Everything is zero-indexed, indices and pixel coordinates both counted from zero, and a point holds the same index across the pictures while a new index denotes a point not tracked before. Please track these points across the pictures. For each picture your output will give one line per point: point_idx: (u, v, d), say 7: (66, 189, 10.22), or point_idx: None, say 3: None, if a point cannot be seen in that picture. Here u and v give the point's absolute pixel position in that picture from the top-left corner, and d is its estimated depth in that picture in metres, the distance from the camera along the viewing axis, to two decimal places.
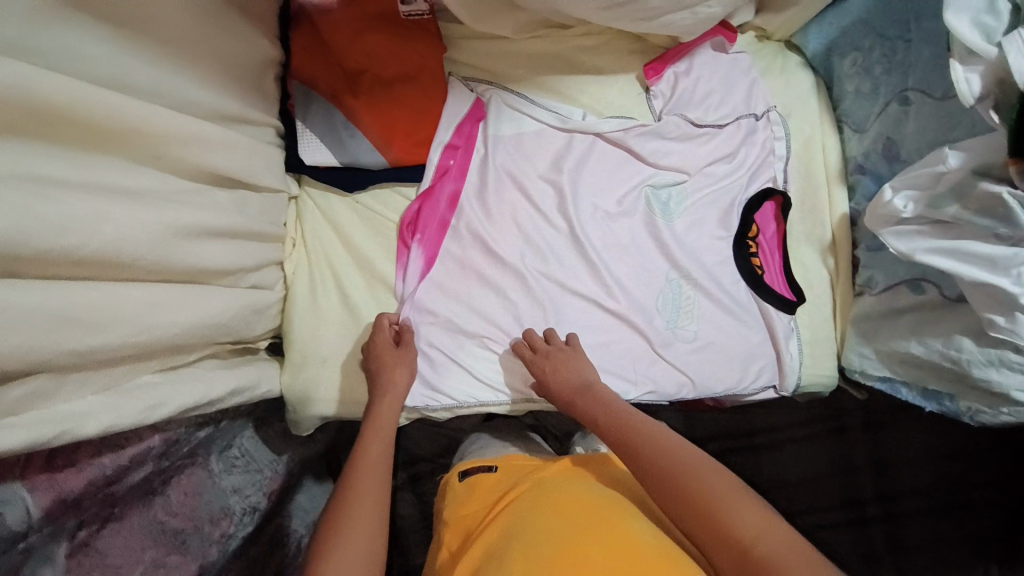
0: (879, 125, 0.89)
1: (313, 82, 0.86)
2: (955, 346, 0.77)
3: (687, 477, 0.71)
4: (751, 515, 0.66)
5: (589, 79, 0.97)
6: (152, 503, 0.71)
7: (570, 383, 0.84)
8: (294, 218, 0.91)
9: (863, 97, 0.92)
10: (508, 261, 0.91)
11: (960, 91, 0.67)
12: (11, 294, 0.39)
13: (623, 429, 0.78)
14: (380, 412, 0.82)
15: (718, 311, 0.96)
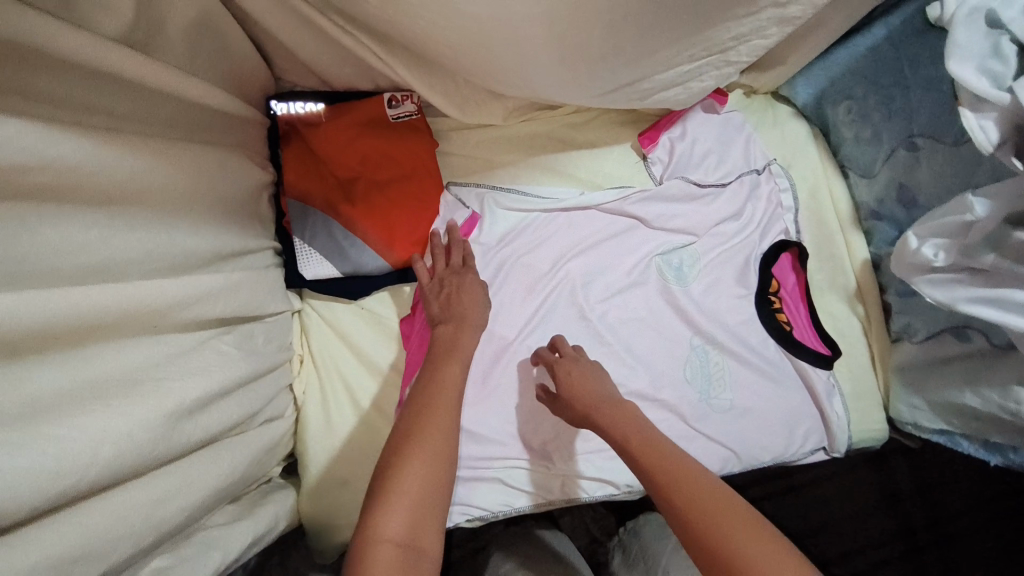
0: (890, 170, 0.88)
1: (307, 196, 0.84)
2: (1013, 399, 0.72)
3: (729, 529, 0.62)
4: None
5: (585, 154, 0.95)
6: None
7: (595, 397, 0.76)
8: (299, 333, 0.87)
9: (864, 143, 0.91)
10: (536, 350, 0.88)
11: (977, 141, 0.65)
12: (15, 553, 0.35)
13: (653, 451, 0.70)
14: (460, 340, 0.75)
15: (754, 374, 0.90)
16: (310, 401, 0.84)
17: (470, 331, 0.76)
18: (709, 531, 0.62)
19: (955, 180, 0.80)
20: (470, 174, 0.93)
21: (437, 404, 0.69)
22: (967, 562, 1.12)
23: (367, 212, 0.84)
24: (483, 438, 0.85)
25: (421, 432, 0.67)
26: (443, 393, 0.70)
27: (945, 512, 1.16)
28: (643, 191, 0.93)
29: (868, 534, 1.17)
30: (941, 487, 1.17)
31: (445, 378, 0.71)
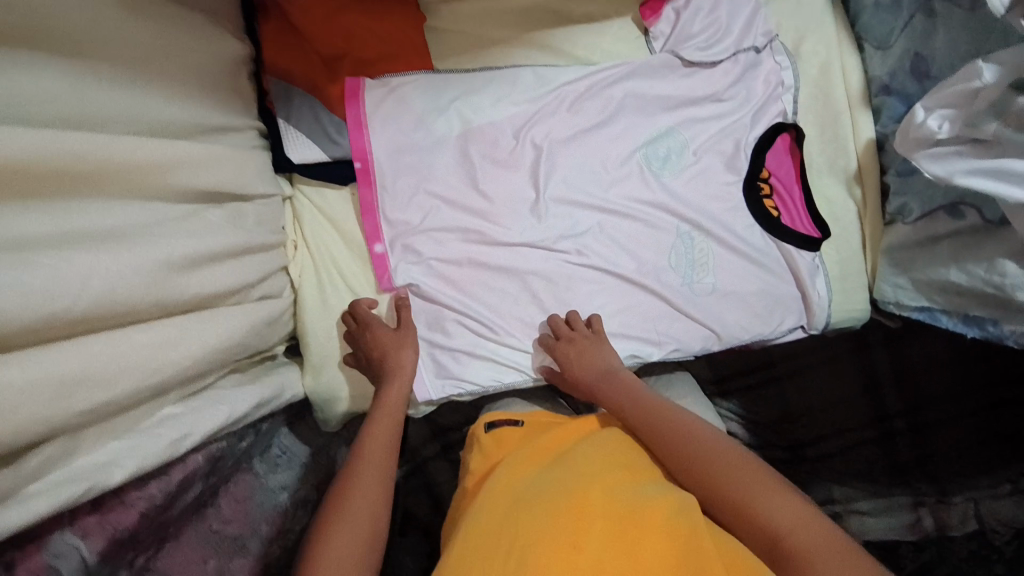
0: (904, 41, 0.83)
1: (292, 76, 0.83)
2: (998, 271, 0.71)
3: (744, 482, 0.67)
4: (780, 502, 0.65)
5: (582, 29, 0.91)
6: (203, 515, 0.74)
7: (595, 374, 0.83)
8: (292, 219, 0.89)
9: (884, 10, 0.85)
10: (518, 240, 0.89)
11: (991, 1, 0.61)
12: (12, 370, 0.39)
13: (656, 418, 0.76)
14: (389, 393, 0.82)
15: (734, 260, 0.91)
16: (306, 282, 0.88)
17: (400, 388, 0.83)
18: (695, 469, 0.70)
19: (970, 48, 0.76)
20: (464, 55, 0.91)
21: (369, 465, 0.76)
22: (938, 448, 1.18)
23: (346, 102, 0.83)
24: (475, 316, 0.89)
25: (359, 477, 0.74)
26: (377, 458, 0.77)
27: (921, 400, 1.20)
28: (629, 65, 0.90)
29: (849, 419, 1.22)
30: (919, 378, 1.20)
31: (377, 433, 0.79)
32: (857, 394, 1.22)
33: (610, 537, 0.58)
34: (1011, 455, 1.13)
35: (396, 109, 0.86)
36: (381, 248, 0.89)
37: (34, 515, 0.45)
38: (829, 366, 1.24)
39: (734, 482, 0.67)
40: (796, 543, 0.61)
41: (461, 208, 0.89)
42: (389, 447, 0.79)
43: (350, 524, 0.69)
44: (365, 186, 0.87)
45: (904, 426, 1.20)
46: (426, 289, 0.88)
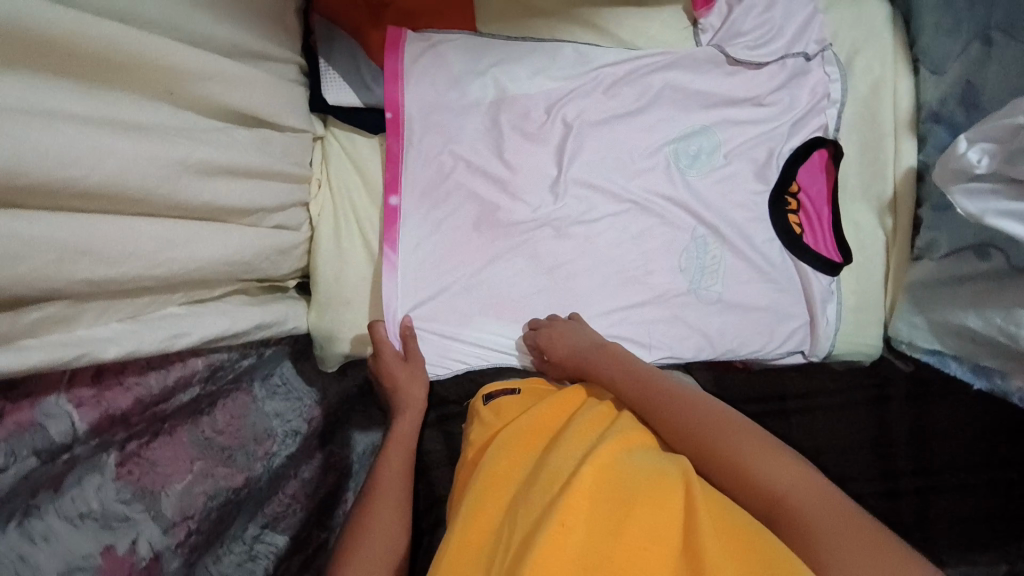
0: (959, 67, 0.80)
1: (341, 16, 0.86)
2: (1015, 321, 0.68)
3: (739, 448, 0.61)
4: (783, 468, 0.59)
5: (631, 12, 0.90)
6: (199, 420, 0.75)
7: (582, 349, 0.82)
8: (320, 159, 0.91)
9: (944, 33, 0.81)
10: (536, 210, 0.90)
11: None
12: (27, 226, 0.42)
13: (645, 386, 0.72)
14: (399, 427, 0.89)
15: (747, 271, 0.89)
16: (325, 221, 0.90)
17: (412, 418, 0.88)
18: (688, 443, 0.64)
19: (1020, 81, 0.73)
20: (509, 22, 0.91)
21: (387, 484, 0.81)
22: (941, 514, 1.13)
23: (385, 50, 0.86)
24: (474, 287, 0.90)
25: (379, 493, 0.80)
26: (394, 482, 0.81)
27: (935, 463, 1.14)
28: (672, 55, 0.88)
29: (859, 469, 1.15)
30: (935, 441, 1.14)
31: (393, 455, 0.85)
32: (869, 444, 1.16)
33: (599, 510, 0.52)
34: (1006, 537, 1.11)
35: (431, 67, 0.88)
36: (397, 200, 0.90)
37: (32, 363, 0.46)
38: (847, 410, 1.17)
39: (732, 450, 0.61)
40: (801, 505, 0.56)
41: (480, 176, 0.90)
42: (405, 470, 0.84)
43: (370, 536, 0.74)
44: (393, 137, 0.88)
45: (910, 485, 1.14)
46: (433, 250, 0.90)
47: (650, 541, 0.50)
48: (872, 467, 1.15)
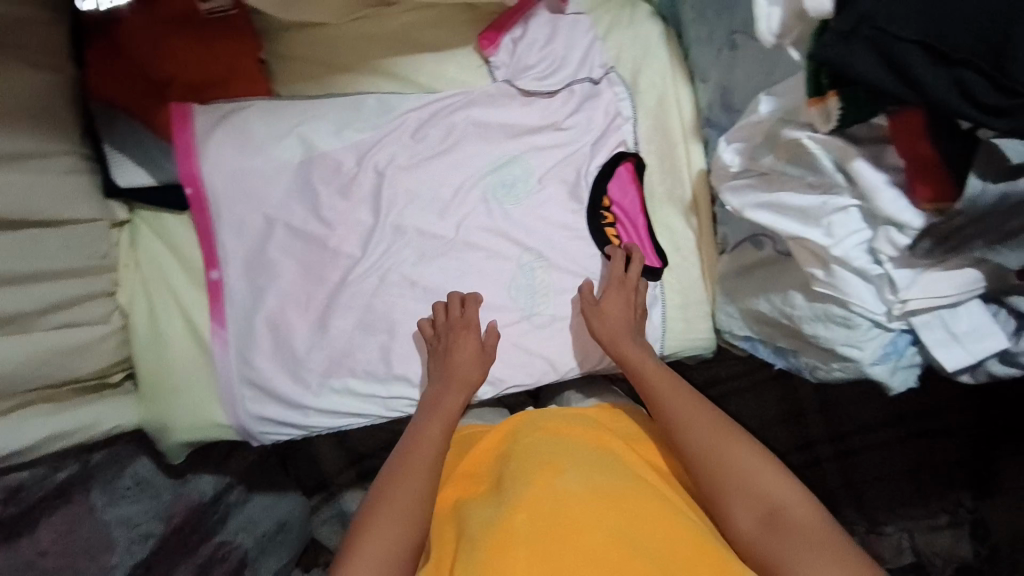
0: (716, 73, 0.81)
1: (116, 97, 0.81)
2: (790, 303, 0.70)
3: (735, 456, 0.72)
4: (775, 481, 0.70)
5: (425, 57, 0.91)
6: (16, 544, 0.82)
7: (619, 322, 0.84)
8: (127, 244, 0.89)
9: (703, 44, 0.82)
10: (355, 254, 0.92)
11: (761, 32, 0.59)
12: None
13: (665, 387, 0.79)
14: (448, 400, 0.83)
15: (575, 288, 0.92)
16: (135, 309, 0.89)
17: (460, 390, 0.84)
18: (694, 446, 0.74)
19: (760, 77, 0.73)
20: (310, 81, 0.91)
21: (416, 462, 0.76)
22: (866, 475, 1.11)
23: (174, 126, 0.83)
24: (301, 350, 0.92)
25: (405, 471, 0.75)
26: (422, 458, 0.76)
27: (848, 427, 1.11)
28: (467, 94, 0.92)
29: (776, 445, 1.12)
30: (848, 405, 1.10)
31: (430, 432, 0.79)
32: (779, 419, 1.12)
33: (558, 539, 0.62)
34: (946, 486, 1.09)
35: (227, 137, 0.86)
36: (217, 274, 0.90)
37: None
38: (753, 392, 1.12)
39: (743, 459, 0.72)
40: (791, 516, 0.67)
41: (301, 235, 0.91)
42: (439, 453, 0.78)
43: (393, 517, 0.70)
44: (198, 212, 0.87)
45: (829, 452, 1.12)
46: (268, 315, 0.91)
47: (634, 558, 0.60)
48: (788, 440, 1.12)
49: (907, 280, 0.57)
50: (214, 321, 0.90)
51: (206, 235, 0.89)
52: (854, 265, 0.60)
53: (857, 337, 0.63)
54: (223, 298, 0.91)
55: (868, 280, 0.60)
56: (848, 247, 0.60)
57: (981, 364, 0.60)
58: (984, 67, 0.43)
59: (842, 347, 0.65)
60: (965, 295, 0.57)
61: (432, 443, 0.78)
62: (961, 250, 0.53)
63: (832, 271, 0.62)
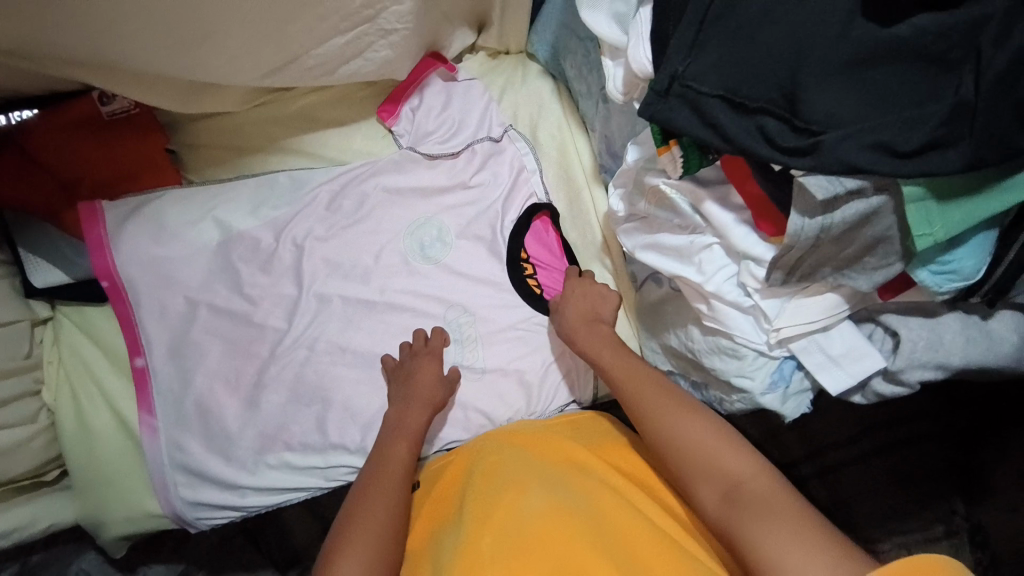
0: (599, 125, 0.82)
1: (27, 204, 0.84)
2: (689, 338, 0.70)
3: (689, 434, 0.66)
4: (733, 453, 0.64)
5: (331, 133, 0.96)
6: None
7: (581, 316, 0.78)
8: (51, 340, 0.89)
9: (585, 96, 0.86)
10: (278, 328, 0.92)
11: (610, 90, 0.64)
12: None
13: (633, 373, 0.71)
14: (410, 418, 0.82)
15: (503, 338, 0.92)
16: (63, 405, 0.88)
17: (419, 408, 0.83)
18: (652, 426, 0.68)
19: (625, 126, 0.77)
20: (221, 164, 0.94)
21: (387, 476, 0.76)
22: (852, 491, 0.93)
23: (84, 224, 0.86)
24: (233, 430, 0.90)
25: (368, 503, 0.73)
26: (388, 470, 0.76)
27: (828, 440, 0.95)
28: (374, 164, 0.95)
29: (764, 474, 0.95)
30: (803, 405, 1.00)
31: (392, 456, 0.78)
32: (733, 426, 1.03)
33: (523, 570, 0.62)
34: (933, 491, 0.92)
35: (140, 227, 0.88)
36: (142, 362, 0.89)
37: None
38: None
39: (700, 431, 0.66)
40: (752, 491, 0.61)
41: (226, 313, 0.91)
42: (406, 467, 0.78)
43: (355, 551, 0.68)
44: (117, 303, 0.88)
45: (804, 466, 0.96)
46: (195, 397, 0.90)
47: None
48: None
49: (775, 308, 0.59)
50: (140, 410, 0.89)
51: (127, 323, 0.89)
52: (727, 298, 0.61)
53: (746, 368, 0.63)
54: (149, 386, 0.89)
55: (744, 311, 0.61)
56: (719, 282, 0.61)
57: (867, 383, 0.59)
58: (779, 111, 0.45)
59: (736, 378, 0.64)
60: (834, 318, 0.57)
61: (393, 470, 0.76)
62: (811, 276, 0.53)
63: (713, 305, 0.63)
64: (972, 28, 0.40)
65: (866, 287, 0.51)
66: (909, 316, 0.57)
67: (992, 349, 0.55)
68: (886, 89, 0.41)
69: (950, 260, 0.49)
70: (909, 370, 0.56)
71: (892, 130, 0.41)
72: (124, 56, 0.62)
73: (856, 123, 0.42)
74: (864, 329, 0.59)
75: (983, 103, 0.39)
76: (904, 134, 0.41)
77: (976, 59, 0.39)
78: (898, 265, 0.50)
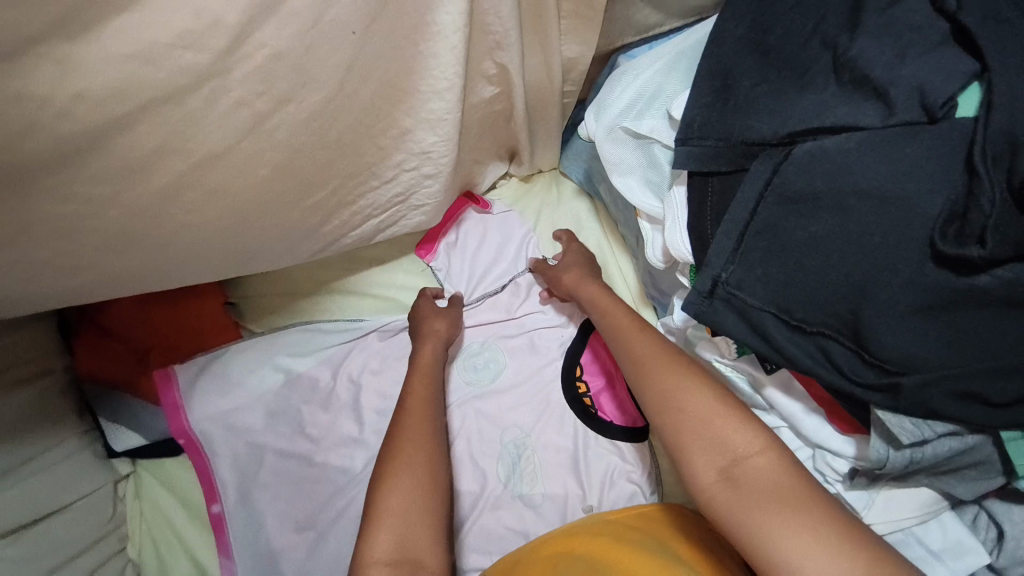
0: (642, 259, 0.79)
1: (109, 377, 0.91)
2: None
3: (684, 395, 0.53)
4: (735, 425, 0.51)
5: (376, 271, 0.98)
6: None
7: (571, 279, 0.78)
8: (132, 496, 0.91)
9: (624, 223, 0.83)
10: (339, 465, 0.91)
11: (650, 256, 0.61)
12: None
13: (627, 330, 0.63)
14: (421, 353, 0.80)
15: (563, 467, 0.86)
16: (146, 558, 0.89)
17: (434, 347, 0.81)
18: (647, 399, 0.55)
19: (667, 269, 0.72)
20: (275, 313, 0.98)
21: (413, 412, 0.70)
22: None
23: (160, 389, 0.91)
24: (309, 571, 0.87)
25: (402, 438, 0.67)
26: (415, 410, 0.70)
27: None
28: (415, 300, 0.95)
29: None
30: None
31: (415, 392, 0.73)
32: None
33: None
34: None
35: (212, 383, 0.92)
36: (219, 507, 0.90)
37: None
38: None
39: (699, 399, 0.53)
40: (756, 469, 0.48)
41: (295, 454, 0.92)
42: (430, 403, 0.72)
43: (392, 480, 0.62)
44: (196, 455, 0.91)
45: None
46: (269, 543, 0.88)
47: None
48: None
49: (863, 500, 0.52)
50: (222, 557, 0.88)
51: (204, 472, 0.90)
52: None
53: None
54: (226, 527, 0.89)
55: None
56: None
57: None
58: (844, 339, 0.41)
59: None
60: (930, 513, 0.52)
61: (416, 397, 0.72)
62: (902, 477, 0.48)
63: None
64: None
65: (966, 497, 0.45)
66: (1013, 505, 0.51)
67: None
68: (974, 334, 0.37)
69: None
70: (1014, 567, 0.49)
71: (982, 380, 0.36)
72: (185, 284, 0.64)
73: (940, 369, 0.37)
74: (965, 515, 0.53)
75: None
76: (1003, 385, 0.36)
77: None
78: (999, 479, 0.44)
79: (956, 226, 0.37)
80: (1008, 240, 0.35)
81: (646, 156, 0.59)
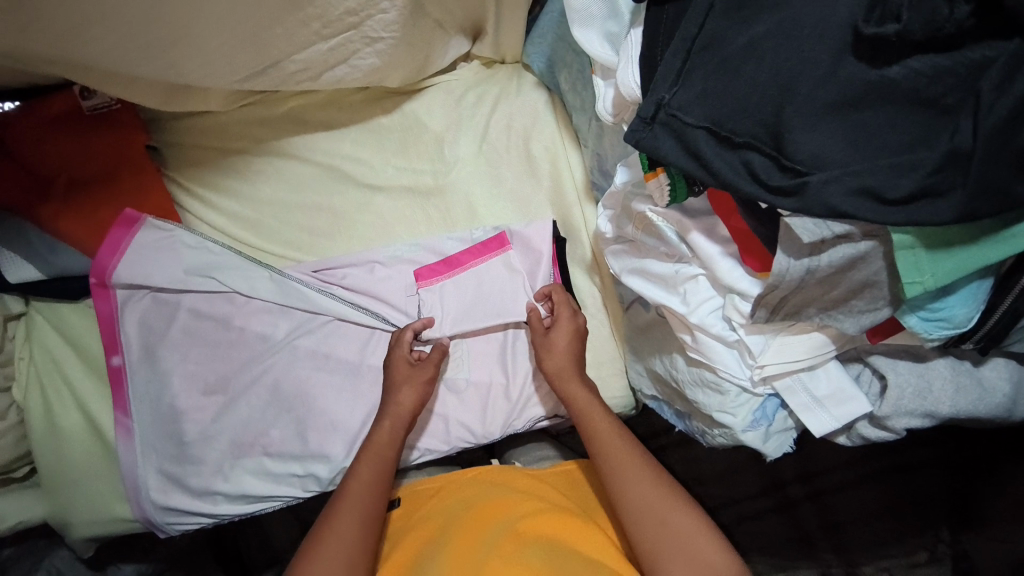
0: (591, 142, 0.81)
1: (3, 198, 0.81)
2: (673, 366, 0.67)
3: (675, 523, 0.61)
4: (712, 545, 0.59)
5: (320, 135, 0.92)
6: None
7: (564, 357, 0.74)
8: (23, 338, 0.84)
9: (581, 111, 0.85)
10: (260, 332, 0.85)
11: (599, 110, 0.62)
12: None
13: (614, 440, 0.67)
14: (379, 429, 0.73)
15: (488, 351, 0.84)
16: (32, 402, 0.83)
17: (393, 425, 0.73)
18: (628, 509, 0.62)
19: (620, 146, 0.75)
20: (206, 166, 0.90)
21: (351, 503, 0.67)
22: (844, 514, 0.91)
23: (115, 223, 0.83)
24: (215, 439, 0.82)
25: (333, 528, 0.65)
26: (360, 493, 0.68)
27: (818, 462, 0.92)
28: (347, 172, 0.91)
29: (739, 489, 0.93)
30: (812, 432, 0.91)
31: (361, 473, 0.69)
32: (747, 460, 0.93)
33: None
34: (922, 521, 0.90)
35: (160, 243, 0.84)
36: (120, 359, 0.84)
37: None
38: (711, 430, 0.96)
39: (680, 516, 0.61)
40: None
41: (215, 318, 0.85)
42: (376, 488, 0.69)
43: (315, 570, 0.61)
44: (102, 299, 0.83)
45: (801, 493, 0.92)
46: (178, 400, 0.83)
47: None
48: (753, 480, 0.93)
49: (759, 345, 0.56)
50: (119, 409, 0.83)
51: (105, 322, 0.83)
52: (711, 332, 0.58)
53: (729, 404, 0.60)
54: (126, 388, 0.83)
55: (729, 346, 0.58)
56: (702, 313, 0.58)
57: (852, 427, 0.58)
58: (765, 148, 0.44)
59: (717, 414, 0.61)
60: (819, 357, 0.55)
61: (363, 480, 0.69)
62: (796, 317, 0.50)
63: (698, 337, 0.59)
64: (973, 70, 0.38)
65: (852, 331, 0.48)
66: (898, 360, 0.55)
67: (980, 398, 0.54)
68: (875, 133, 0.41)
69: (941, 309, 0.47)
70: (895, 415, 0.54)
71: (879, 174, 0.40)
72: (110, 65, 0.62)
73: (842, 167, 0.41)
74: (852, 371, 0.57)
75: (978, 152, 0.38)
76: (896, 179, 0.40)
77: (974, 107, 0.38)
78: (886, 310, 0.47)
79: (877, 12, 0.39)
80: (917, 15, 0.37)
81: (606, 5, 0.59)
